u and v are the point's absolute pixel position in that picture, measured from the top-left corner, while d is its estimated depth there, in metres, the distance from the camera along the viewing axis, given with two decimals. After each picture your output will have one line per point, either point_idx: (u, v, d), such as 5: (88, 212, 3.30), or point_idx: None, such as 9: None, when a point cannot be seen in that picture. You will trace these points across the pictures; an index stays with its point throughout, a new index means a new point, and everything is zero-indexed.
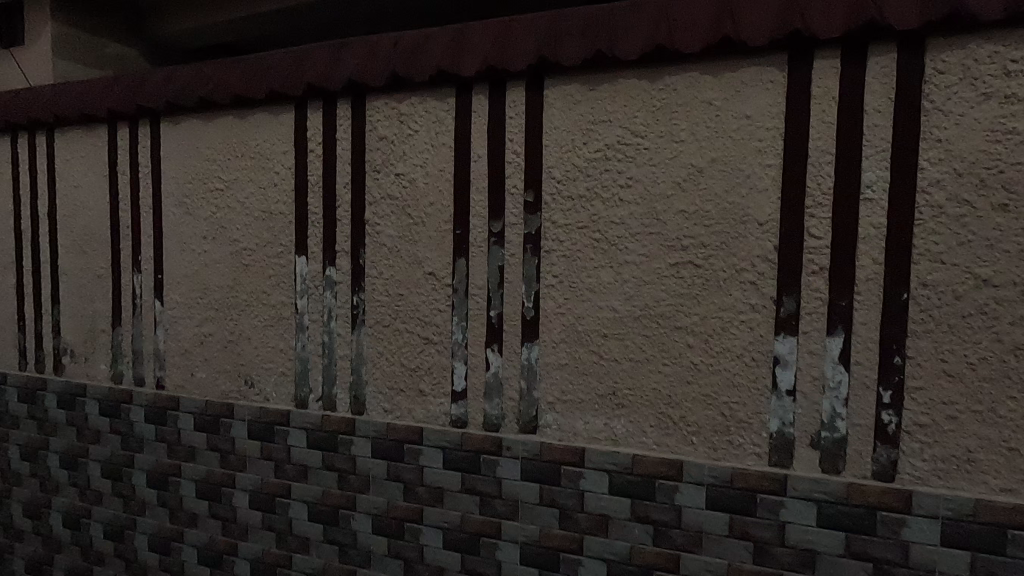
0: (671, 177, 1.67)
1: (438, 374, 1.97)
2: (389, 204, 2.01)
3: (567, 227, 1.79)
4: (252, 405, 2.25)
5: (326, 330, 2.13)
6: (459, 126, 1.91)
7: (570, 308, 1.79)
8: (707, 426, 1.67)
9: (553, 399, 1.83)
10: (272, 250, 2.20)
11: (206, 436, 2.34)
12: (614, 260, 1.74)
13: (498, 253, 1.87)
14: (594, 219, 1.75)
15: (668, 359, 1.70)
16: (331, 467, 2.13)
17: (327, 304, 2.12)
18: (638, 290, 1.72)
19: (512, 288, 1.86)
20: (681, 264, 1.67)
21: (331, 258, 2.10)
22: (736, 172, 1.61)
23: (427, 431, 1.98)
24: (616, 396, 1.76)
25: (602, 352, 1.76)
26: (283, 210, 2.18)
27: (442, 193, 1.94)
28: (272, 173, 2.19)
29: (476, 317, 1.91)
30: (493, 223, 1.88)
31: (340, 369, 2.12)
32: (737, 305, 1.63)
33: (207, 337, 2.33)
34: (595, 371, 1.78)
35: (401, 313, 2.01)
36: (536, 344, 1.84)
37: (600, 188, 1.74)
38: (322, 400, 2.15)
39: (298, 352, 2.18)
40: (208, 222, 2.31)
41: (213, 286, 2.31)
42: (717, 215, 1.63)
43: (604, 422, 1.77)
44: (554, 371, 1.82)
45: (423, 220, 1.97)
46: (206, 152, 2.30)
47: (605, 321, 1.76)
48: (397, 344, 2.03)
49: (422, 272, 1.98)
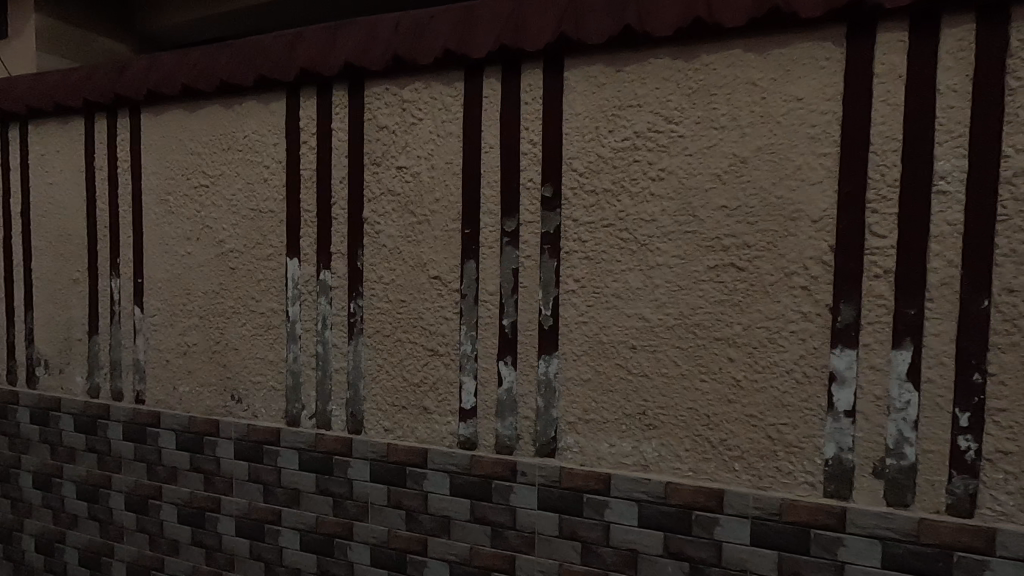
0: (710, 168, 1.48)
1: (445, 390, 1.77)
2: (390, 201, 1.82)
3: (591, 225, 1.59)
4: (239, 422, 2.05)
5: (319, 340, 1.93)
6: (468, 113, 1.72)
7: (594, 316, 1.59)
8: (751, 451, 1.47)
9: (574, 419, 1.63)
10: (261, 252, 2.01)
11: (189, 455, 2.13)
12: (644, 263, 1.54)
13: (512, 255, 1.68)
14: (622, 216, 1.56)
15: (706, 375, 1.50)
16: (325, 492, 1.93)
17: (322, 311, 1.92)
18: (672, 297, 1.52)
19: (528, 294, 1.66)
20: (722, 267, 1.47)
21: (326, 261, 1.91)
22: (784, 162, 1.41)
23: (432, 453, 1.78)
24: (646, 416, 1.56)
25: (630, 366, 1.56)
26: (273, 208, 1.98)
27: (449, 188, 1.75)
28: (261, 168, 1.99)
29: (488, 326, 1.71)
30: (506, 222, 1.68)
31: (336, 384, 1.92)
32: (786, 314, 1.43)
33: (190, 347, 2.13)
34: (621, 387, 1.58)
35: (403, 321, 1.81)
36: (555, 357, 1.64)
37: (628, 181, 1.55)
38: (315, 417, 1.95)
39: (289, 365, 1.98)
40: (192, 222, 2.11)
41: (197, 291, 2.11)
42: (763, 210, 1.44)
43: (632, 445, 1.57)
44: (575, 387, 1.62)
45: (428, 219, 1.77)
46: (189, 145, 2.10)
47: (634, 332, 1.55)
48: (398, 356, 1.83)
49: (426, 276, 1.78)
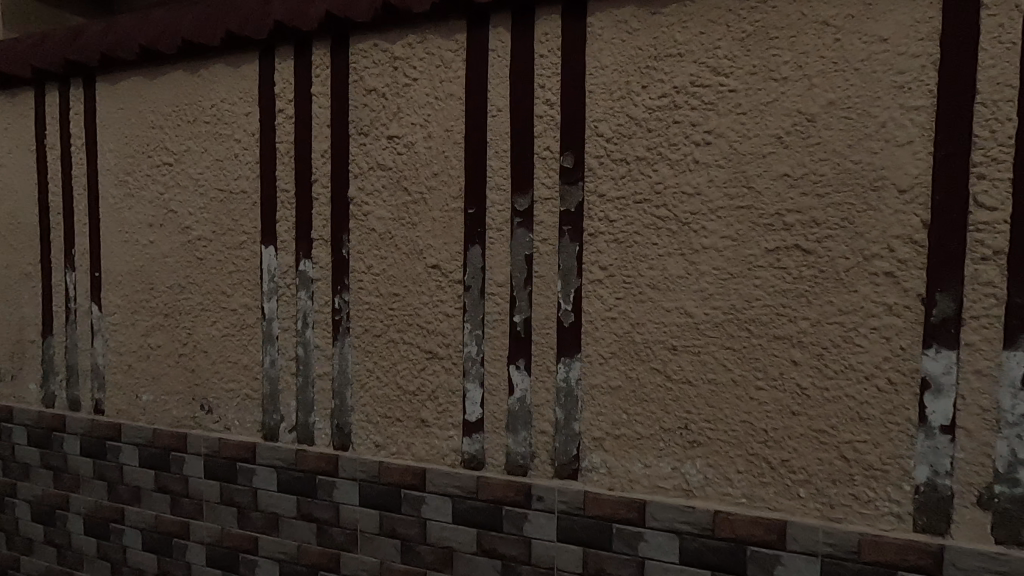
0: (769, 128, 1.21)
1: (445, 400, 1.50)
2: (380, 178, 1.55)
3: (620, 202, 1.32)
4: (209, 436, 1.78)
5: (300, 340, 1.66)
6: (471, 71, 1.45)
7: (625, 311, 1.33)
8: (820, 475, 1.20)
9: (600, 434, 1.36)
10: (232, 240, 1.74)
11: (154, 473, 1.87)
12: (687, 246, 1.27)
13: (525, 239, 1.41)
14: (659, 190, 1.29)
15: (764, 381, 1.23)
16: (308, 517, 1.66)
17: (302, 307, 1.65)
18: (722, 287, 1.25)
19: (544, 285, 1.39)
20: (783, 249, 1.21)
21: (307, 250, 1.64)
22: (864, 118, 1.14)
23: (431, 474, 1.51)
24: (689, 430, 1.29)
25: (670, 371, 1.30)
26: (245, 189, 1.71)
27: (448, 161, 1.47)
28: (231, 143, 1.72)
29: (496, 324, 1.44)
30: (518, 199, 1.41)
31: (319, 392, 1.65)
32: (866, 307, 1.16)
33: (153, 349, 1.86)
34: (657, 396, 1.31)
35: (396, 318, 1.55)
36: (577, 360, 1.37)
37: (666, 147, 1.28)
38: (296, 431, 1.68)
39: (266, 370, 1.71)
40: (153, 206, 1.84)
41: (161, 286, 1.84)
42: (837, 179, 1.17)
43: (672, 465, 1.31)
44: (601, 396, 1.35)
45: (425, 198, 1.50)
46: (150, 117, 1.82)
47: (674, 329, 1.29)
48: (391, 360, 1.56)
49: (423, 266, 1.51)
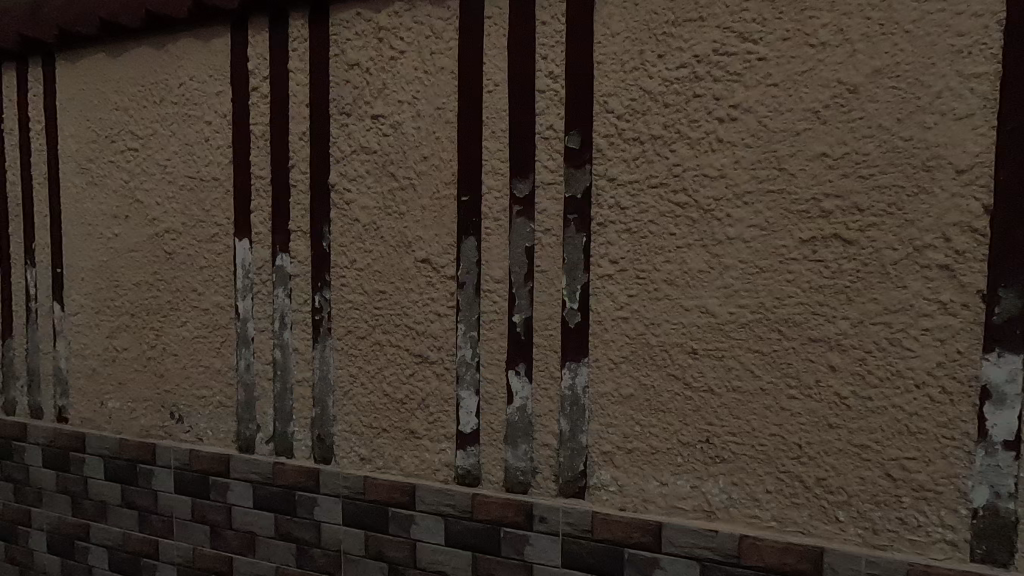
0: (804, 101, 1.06)
1: (437, 409, 1.35)
2: (364, 163, 1.39)
3: (633, 188, 1.17)
4: (179, 447, 1.63)
5: (277, 343, 1.51)
6: (465, 41, 1.29)
7: (638, 310, 1.18)
8: (862, 497, 1.06)
9: (610, 448, 1.22)
10: (203, 232, 1.58)
11: (121, 488, 1.71)
12: (709, 237, 1.13)
13: (525, 230, 1.26)
14: (677, 173, 1.14)
15: (797, 389, 1.09)
16: (286, 537, 1.51)
17: (279, 306, 1.50)
18: (748, 283, 1.11)
19: (547, 281, 1.24)
20: (821, 240, 1.06)
21: (284, 243, 1.49)
22: (915, 88, 1.00)
23: (422, 491, 1.36)
24: (711, 445, 1.15)
25: (689, 377, 1.15)
26: (216, 176, 1.55)
27: (440, 143, 1.32)
28: (200, 125, 1.56)
29: (493, 325, 1.29)
30: (517, 185, 1.26)
31: (298, 400, 1.50)
32: (916, 305, 1.01)
33: (119, 353, 1.70)
34: (675, 405, 1.17)
35: (382, 319, 1.39)
36: (583, 365, 1.22)
37: (686, 124, 1.13)
38: (273, 442, 1.53)
39: (240, 375, 1.56)
40: (118, 196, 1.68)
41: (126, 283, 1.68)
42: (883, 158, 1.02)
43: (692, 483, 1.16)
44: (612, 406, 1.21)
45: (413, 185, 1.35)
46: (113, 97, 1.66)
47: (694, 331, 1.14)
48: (376, 365, 1.41)
49: (412, 260, 1.36)
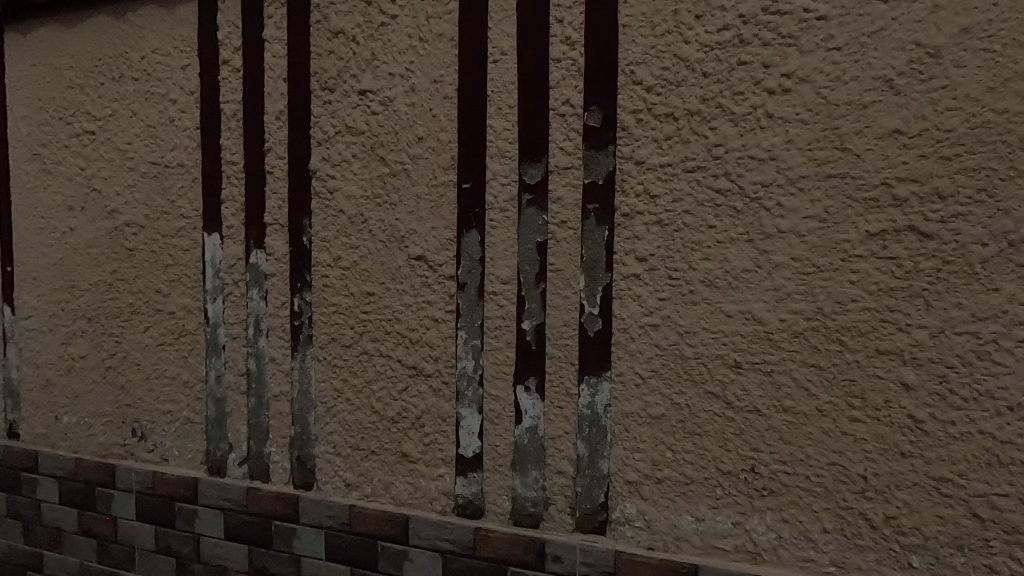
0: (873, 68, 0.89)
1: (434, 429, 1.18)
2: (350, 146, 1.21)
3: (665, 173, 1.00)
4: (142, 469, 1.44)
5: (252, 352, 1.33)
6: (467, 3, 1.11)
7: (670, 317, 1.01)
8: (942, 539, 0.89)
9: (637, 476, 1.04)
10: (167, 226, 1.39)
11: (77, 513, 1.53)
12: (756, 230, 0.95)
13: (537, 222, 1.08)
14: (718, 154, 0.97)
15: (862, 411, 0.92)
16: (262, 573, 1.33)
17: (254, 310, 1.32)
18: (803, 285, 0.94)
19: (562, 282, 1.07)
20: (893, 234, 0.89)
21: (259, 239, 1.30)
22: (1011, 51, 0.83)
23: (416, 523, 1.19)
24: (757, 475, 0.98)
25: (731, 396, 0.98)
26: (182, 161, 1.36)
27: (437, 122, 1.14)
28: (164, 104, 1.37)
29: (499, 334, 1.11)
30: (528, 170, 1.08)
31: (275, 417, 1.31)
32: (1010, 311, 0.85)
33: (76, 361, 1.51)
34: (714, 428, 1.00)
35: (371, 325, 1.21)
36: (605, 380, 1.05)
37: (729, 97, 0.96)
38: (247, 465, 1.35)
39: (211, 388, 1.37)
40: (73, 184, 1.48)
41: (83, 283, 1.49)
42: (970, 136, 0.85)
43: (733, 520, 0.99)
44: (638, 428, 1.04)
45: (406, 170, 1.17)
46: (66, 73, 1.47)
47: (737, 341, 0.97)
48: (364, 378, 1.23)
49: (405, 258, 1.18)
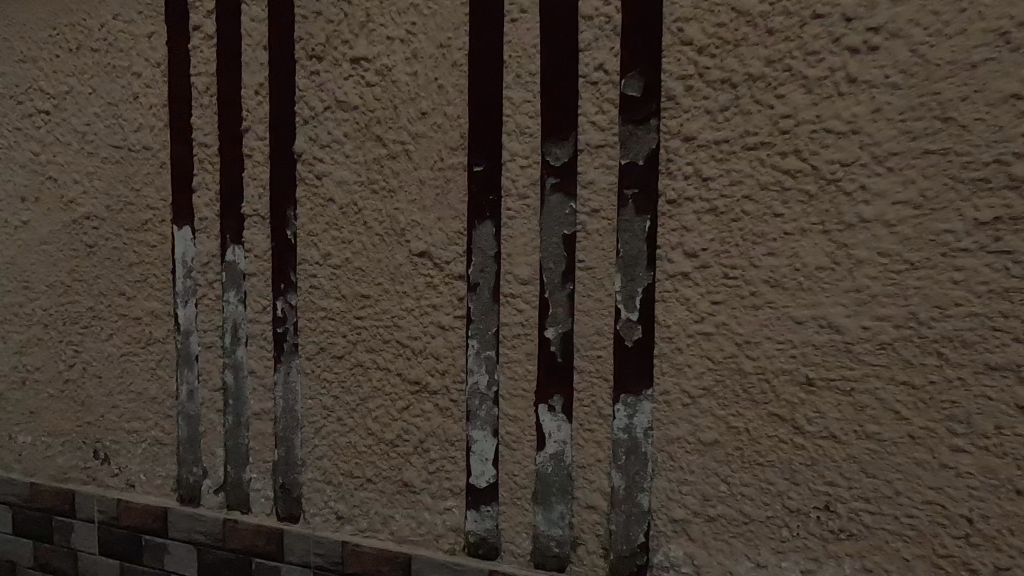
0: (984, 19, 0.72)
1: (441, 455, 1.01)
2: (342, 124, 1.04)
3: (720, 150, 0.83)
4: (104, 497, 1.26)
5: (229, 363, 1.15)
6: None
7: (726, 324, 0.84)
8: None
9: (683, 514, 0.88)
10: (131, 219, 1.21)
11: (33, 545, 1.35)
12: (833, 220, 0.79)
13: (563, 211, 0.91)
14: (787, 128, 0.80)
15: (965, 439, 0.75)
16: None
17: (231, 315, 1.14)
18: (892, 285, 0.77)
19: (593, 282, 0.90)
20: (1008, 223, 0.73)
21: (236, 233, 1.13)
22: None
23: (420, 564, 1.02)
24: (832, 515, 0.81)
25: (800, 419, 0.82)
26: (149, 144, 1.18)
27: (444, 93, 0.97)
28: (128, 78, 1.19)
29: (517, 343, 0.95)
30: (553, 150, 0.91)
31: (255, 439, 1.14)
32: None
33: (30, 374, 1.33)
34: (779, 457, 0.83)
35: (366, 333, 1.04)
36: (645, 400, 0.88)
37: (801, 57, 0.79)
38: (224, 493, 1.17)
39: (182, 405, 1.20)
40: (25, 171, 1.30)
41: (37, 284, 1.30)
42: None
43: (802, 569, 0.83)
44: (685, 456, 0.87)
45: (407, 152, 1.00)
46: (14, 42, 1.28)
47: (808, 353, 0.81)
48: (358, 395, 1.05)
49: (405, 255, 1.01)
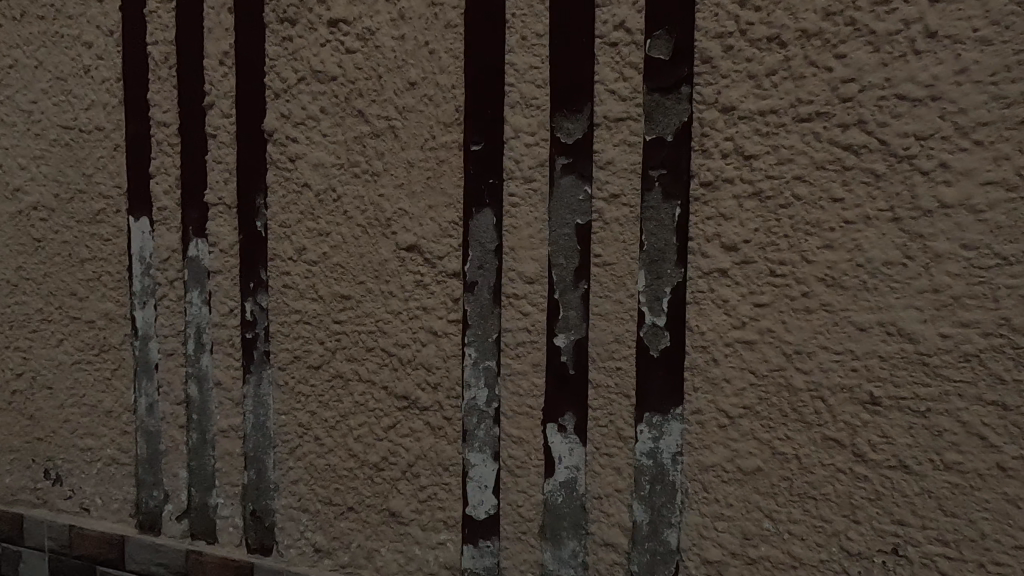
0: None
1: (434, 481, 0.87)
2: (318, 97, 0.89)
3: (766, 123, 0.69)
4: (55, 523, 1.12)
5: (193, 374, 1.01)
6: None
7: (772, 331, 0.70)
8: None
9: (719, 555, 0.75)
10: (83, 209, 1.06)
11: None
12: (906, 205, 0.65)
13: (575, 197, 0.77)
14: (850, 94, 0.66)
15: None
16: None
17: (194, 319, 1.00)
18: (977, 284, 0.64)
19: (612, 281, 0.76)
20: None
21: (199, 225, 0.99)
22: None
23: None
24: (900, 559, 0.68)
25: (863, 446, 0.68)
26: (101, 124, 1.03)
27: (437, 60, 0.83)
28: (78, 49, 1.03)
29: (522, 352, 0.81)
30: (564, 125, 0.78)
31: (222, 460, 1.00)
32: None
33: None
34: (836, 491, 0.69)
35: (347, 340, 0.90)
36: (673, 420, 0.75)
37: (869, 8, 0.65)
38: (188, 520, 1.04)
39: (141, 420, 1.06)
40: None
41: None
42: None
43: None
44: (722, 487, 0.74)
45: (394, 129, 0.85)
46: None
47: (873, 366, 0.67)
48: (338, 411, 0.91)
49: (392, 249, 0.86)
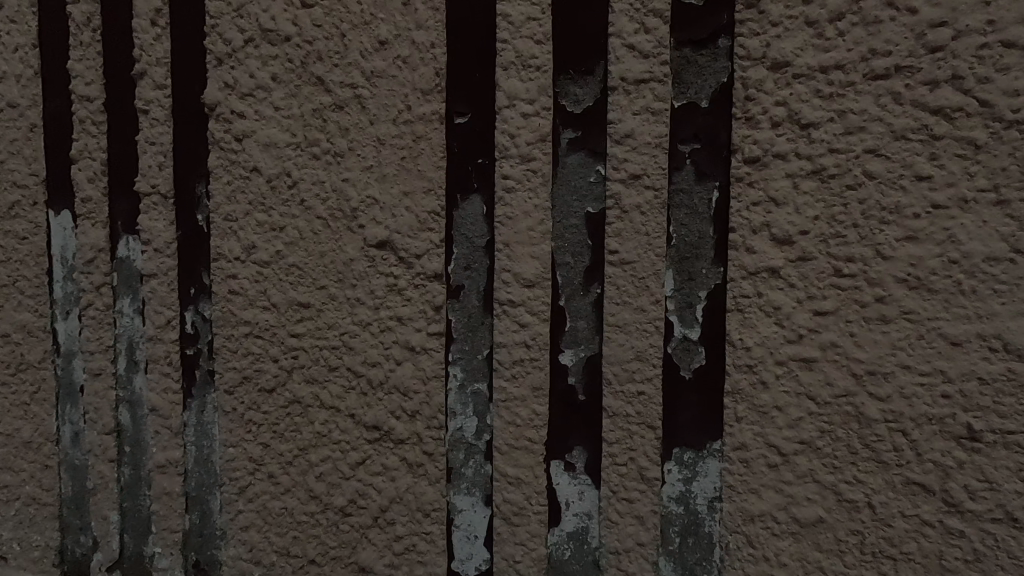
0: None
1: (414, 529, 0.71)
2: (268, 61, 0.73)
3: (830, 82, 0.54)
4: None
5: (125, 397, 0.85)
6: None
7: (838, 346, 0.55)
8: None
9: None
10: None
11: None
12: (1014, 183, 0.51)
13: (585, 180, 0.63)
14: (940, 43, 0.51)
15: None
16: None
17: (125, 332, 0.84)
18: None
19: (633, 284, 0.61)
20: None
21: (131, 219, 0.82)
22: None
23: None
24: None
25: (959, 494, 0.53)
26: (12, 98, 0.85)
27: (412, 14, 0.67)
28: None
29: (520, 372, 0.66)
30: (570, 90, 0.63)
31: (160, 501, 0.83)
32: None
33: None
34: (922, 550, 0.54)
35: (306, 358, 0.74)
36: (709, 458, 0.61)
37: None
38: (120, 571, 0.87)
39: (64, 452, 0.88)
40: None
41: None
42: None
43: None
44: (774, 543, 0.59)
45: (361, 99, 0.69)
46: None
47: (971, 392, 0.52)
48: (295, 444, 0.75)
49: (359, 247, 0.71)
